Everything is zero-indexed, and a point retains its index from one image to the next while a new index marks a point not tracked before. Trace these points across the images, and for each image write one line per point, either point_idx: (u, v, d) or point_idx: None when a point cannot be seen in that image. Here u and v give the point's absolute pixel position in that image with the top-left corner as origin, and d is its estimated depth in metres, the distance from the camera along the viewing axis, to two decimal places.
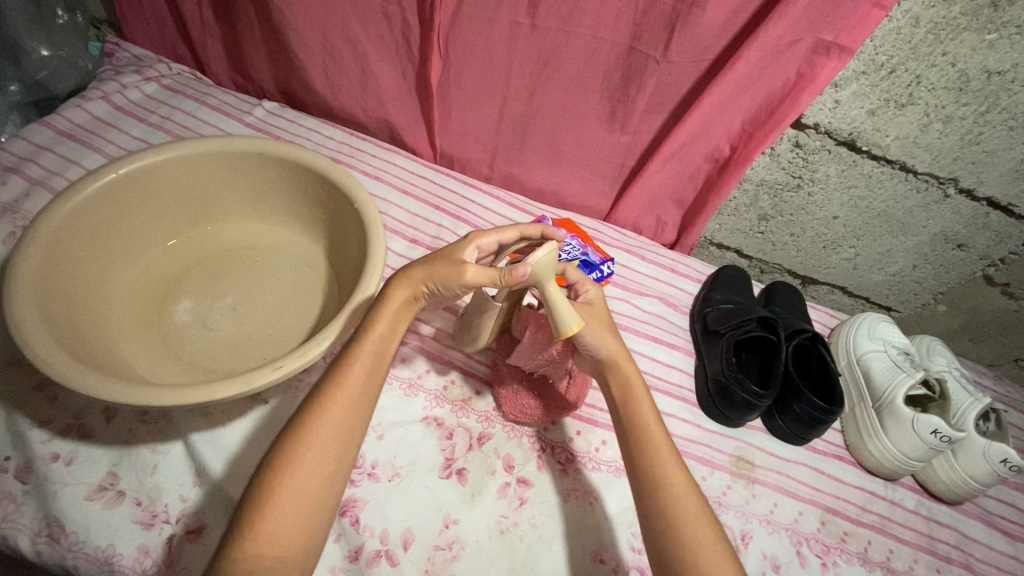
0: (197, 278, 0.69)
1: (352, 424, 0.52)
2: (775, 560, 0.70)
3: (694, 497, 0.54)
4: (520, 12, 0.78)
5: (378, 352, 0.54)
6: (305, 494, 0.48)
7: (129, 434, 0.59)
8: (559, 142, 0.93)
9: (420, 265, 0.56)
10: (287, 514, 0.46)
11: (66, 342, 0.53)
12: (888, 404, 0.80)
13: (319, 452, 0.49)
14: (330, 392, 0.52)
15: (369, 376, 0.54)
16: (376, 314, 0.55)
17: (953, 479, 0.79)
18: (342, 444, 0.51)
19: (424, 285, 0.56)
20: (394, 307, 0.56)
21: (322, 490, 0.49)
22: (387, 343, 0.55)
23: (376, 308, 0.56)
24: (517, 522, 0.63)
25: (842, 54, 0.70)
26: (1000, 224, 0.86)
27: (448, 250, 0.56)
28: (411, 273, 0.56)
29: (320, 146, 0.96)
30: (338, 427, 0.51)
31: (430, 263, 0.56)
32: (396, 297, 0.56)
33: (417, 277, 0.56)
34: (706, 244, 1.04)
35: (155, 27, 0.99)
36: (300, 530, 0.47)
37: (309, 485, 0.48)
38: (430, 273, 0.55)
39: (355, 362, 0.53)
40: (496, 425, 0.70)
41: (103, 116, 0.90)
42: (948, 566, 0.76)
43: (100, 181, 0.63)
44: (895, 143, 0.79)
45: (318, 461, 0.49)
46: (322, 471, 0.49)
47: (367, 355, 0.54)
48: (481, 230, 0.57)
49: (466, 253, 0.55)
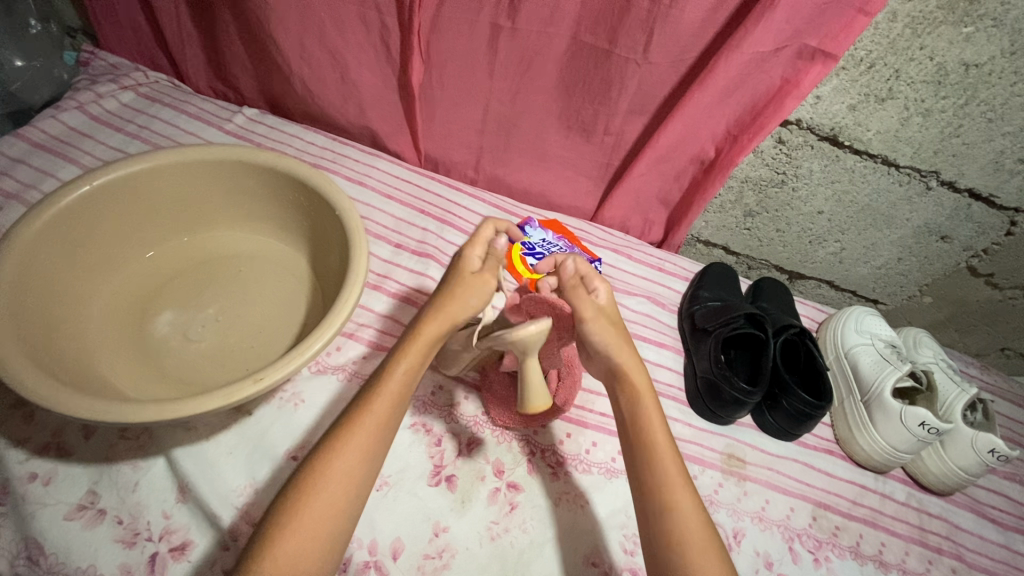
0: (178, 289, 0.68)
1: (378, 450, 0.51)
2: (768, 557, 0.70)
3: (703, 524, 0.51)
4: (500, 14, 0.77)
5: (409, 383, 0.54)
6: (325, 517, 0.47)
7: (108, 451, 0.58)
8: (543, 143, 0.93)
9: (452, 299, 0.56)
10: (304, 538, 0.45)
11: (41, 360, 0.52)
12: (876, 397, 0.80)
13: (345, 477, 0.48)
14: (357, 417, 0.51)
15: (397, 402, 0.53)
16: (410, 343, 0.55)
17: (942, 470, 0.79)
18: (366, 468, 0.50)
19: (464, 315, 0.56)
20: (427, 337, 0.55)
21: (343, 514, 0.48)
22: (418, 370, 0.55)
23: (410, 338, 0.55)
24: (508, 528, 0.63)
25: (825, 59, 0.70)
26: (982, 215, 0.87)
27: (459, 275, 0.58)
28: (444, 306, 0.56)
29: (301, 152, 0.95)
30: (363, 453, 0.50)
31: (456, 292, 0.57)
32: (430, 326, 0.55)
33: (451, 309, 0.56)
34: (694, 242, 1.04)
35: (130, 34, 0.97)
36: (318, 556, 0.46)
37: (330, 509, 0.47)
38: (464, 302, 0.56)
39: (385, 390, 0.52)
40: (485, 430, 0.69)
41: (79, 127, 0.88)
42: (940, 557, 0.77)
43: (75, 193, 0.61)
44: (877, 137, 0.79)
45: (340, 484, 0.48)
46: (343, 495, 0.48)
47: (397, 383, 0.53)
48: (467, 244, 0.60)
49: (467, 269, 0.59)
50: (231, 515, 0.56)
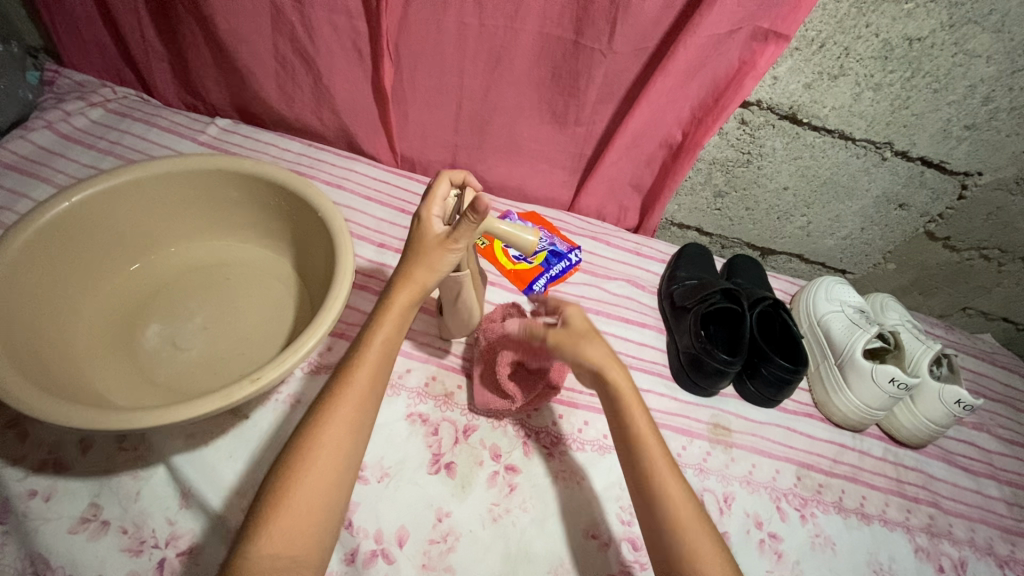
0: (164, 300, 0.68)
1: (361, 425, 0.52)
2: (758, 517, 0.73)
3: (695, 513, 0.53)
4: (467, 12, 0.79)
5: (385, 357, 0.55)
6: (316, 493, 0.49)
7: (107, 463, 0.58)
8: (517, 137, 0.95)
9: (418, 264, 0.56)
10: (299, 512, 0.48)
11: (35, 375, 0.53)
12: (848, 359, 0.84)
13: (331, 452, 0.50)
14: (336, 394, 0.52)
15: (375, 379, 0.54)
16: (383, 316, 0.55)
17: (914, 423, 0.84)
18: (350, 443, 0.52)
19: (431, 279, 0.56)
20: (399, 307, 0.56)
21: (332, 489, 0.50)
22: (395, 340, 0.56)
23: (381, 311, 0.56)
24: (509, 508, 0.65)
25: (779, 39, 0.74)
26: (935, 181, 0.91)
27: (420, 238, 0.56)
28: (412, 273, 0.56)
29: (277, 159, 0.95)
30: (347, 429, 0.51)
31: (421, 257, 0.56)
32: (402, 295, 0.56)
33: (417, 274, 0.56)
34: (668, 226, 1.08)
35: (95, 51, 0.96)
36: (312, 529, 0.48)
37: (319, 486, 0.49)
38: (428, 268, 0.56)
39: (362, 366, 0.54)
40: (479, 416, 0.71)
41: (49, 146, 0.87)
42: (917, 505, 0.81)
43: (54, 209, 0.61)
44: (832, 113, 0.84)
45: (328, 462, 0.50)
46: (332, 473, 0.50)
47: (374, 358, 0.54)
48: (426, 200, 0.56)
49: (433, 227, 0.56)
50: (236, 515, 0.57)
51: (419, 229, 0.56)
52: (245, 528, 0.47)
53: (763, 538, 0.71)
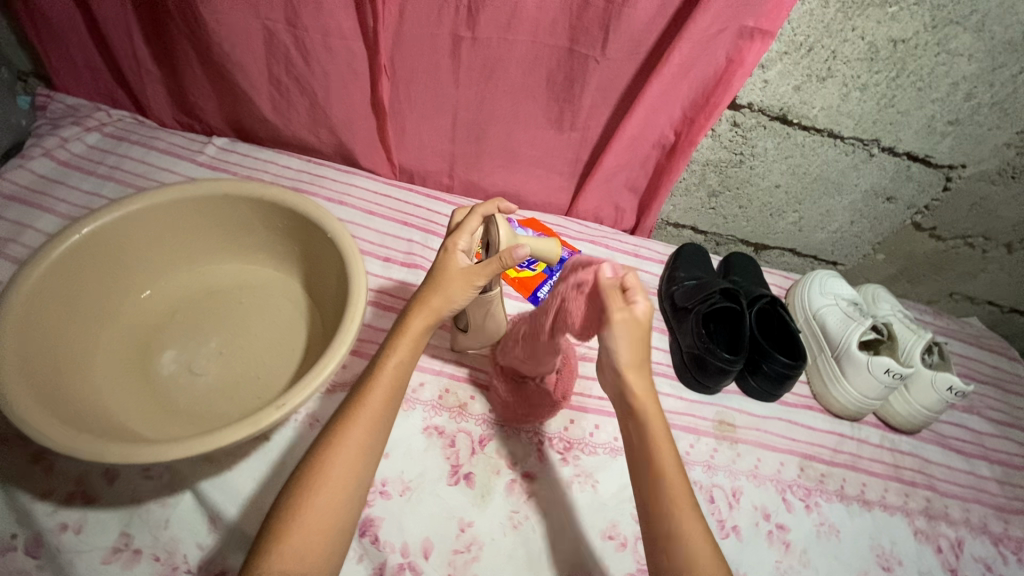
0: (178, 326, 0.69)
1: (373, 446, 0.54)
2: (766, 510, 0.76)
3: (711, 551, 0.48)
4: (460, 25, 0.80)
5: (397, 379, 0.57)
6: (327, 510, 0.50)
7: (134, 493, 0.59)
8: (513, 145, 0.96)
9: (433, 292, 0.59)
10: (311, 529, 0.49)
11: (62, 410, 0.53)
12: (844, 351, 0.87)
13: (343, 470, 0.52)
14: (352, 416, 0.54)
15: (387, 401, 0.56)
16: (397, 340, 0.57)
17: (909, 410, 0.87)
18: (362, 463, 0.53)
19: (445, 309, 0.58)
20: (413, 331, 0.58)
21: (344, 507, 0.51)
22: (407, 365, 0.58)
23: (396, 335, 0.58)
24: (528, 514, 0.67)
25: (764, 37, 0.75)
26: (921, 175, 0.94)
27: (442, 269, 0.59)
28: (427, 300, 0.59)
29: (278, 176, 0.95)
30: (360, 449, 0.53)
31: (438, 286, 0.59)
32: (417, 321, 0.58)
33: (432, 304, 0.58)
34: (664, 226, 1.10)
35: (87, 74, 0.96)
36: (322, 546, 0.49)
37: (330, 502, 0.50)
38: (444, 298, 0.58)
39: (375, 387, 0.55)
40: (494, 426, 0.73)
41: (49, 174, 0.87)
42: (914, 489, 0.85)
43: (66, 242, 0.62)
44: (822, 113, 0.85)
45: (339, 480, 0.51)
46: (343, 491, 0.51)
47: (387, 379, 0.56)
48: (454, 235, 0.61)
49: (456, 261, 0.59)
50: None
51: (443, 261, 0.60)
52: (258, 544, 0.49)
53: (771, 529, 0.74)
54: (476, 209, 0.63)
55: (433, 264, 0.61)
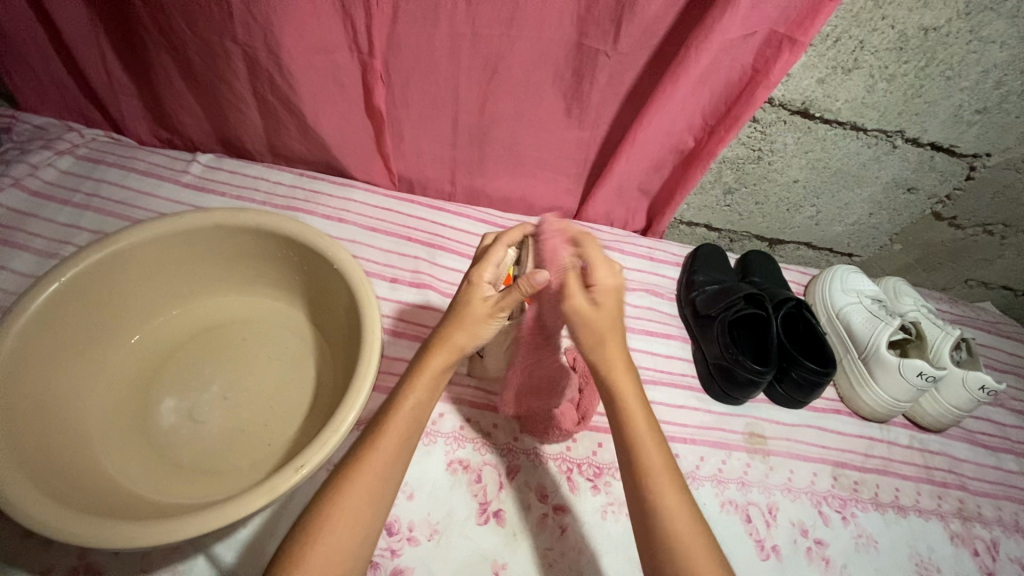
0: (176, 369, 0.64)
1: (381, 494, 0.48)
2: (803, 525, 0.74)
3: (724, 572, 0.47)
4: (458, 22, 0.72)
5: (414, 421, 0.51)
6: (331, 563, 0.45)
7: (143, 561, 0.57)
8: (518, 148, 0.90)
9: (455, 328, 0.52)
10: None
11: (56, 488, 0.48)
12: (873, 353, 0.85)
13: (349, 518, 0.46)
14: (365, 456, 0.49)
15: (401, 444, 0.50)
16: (415, 378, 0.52)
17: (939, 410, 0.85)
18: (370, 511, 0.48)
19: (470, 345, 0.52)
20: (434, 369, 0.52)
21: (345, 561, 0.46)
22: (424, 406, 0.52)
23: (415, 372, 0.52)
24: (563, 551, 0.64)
25: (794, 47, 0.70)
26: (944, 164, 0.91)
27: (465, 302, 0.53)
28: (450, 337, 0.52)
29: (270, 195, 0.90)
30: (371, 496, 0.48)
31: (460, 322, 0.52)
32: (436, 359, 0.52)
33: (455, 341, 0.52)
34: (676, 225, 1.06)
35: (53, 90, 0.89)
36: None
37: (336, 552, 0.45)
38: (470, 335, 0.52)
39: (389, 428, 0.50)
40: (521, 455, 0.69)
41: (20, 207, 0.82)
42: (946, 490, 0.83)
43: (44, 294, 0.56)
44: (846, 106, 0.81)
45: (346, 529, 0.46)
46: (350, 540, 0.46)
47: (402, 421, 0.51)
48: (476, 265, 0.54)
49: (480, 295, 0.53)
50: None
51: (465, 292, 0.54)
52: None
53: (810, 545, 0.72)
54: (501, 236, 0.57)
55: (454, 296, 0.54)
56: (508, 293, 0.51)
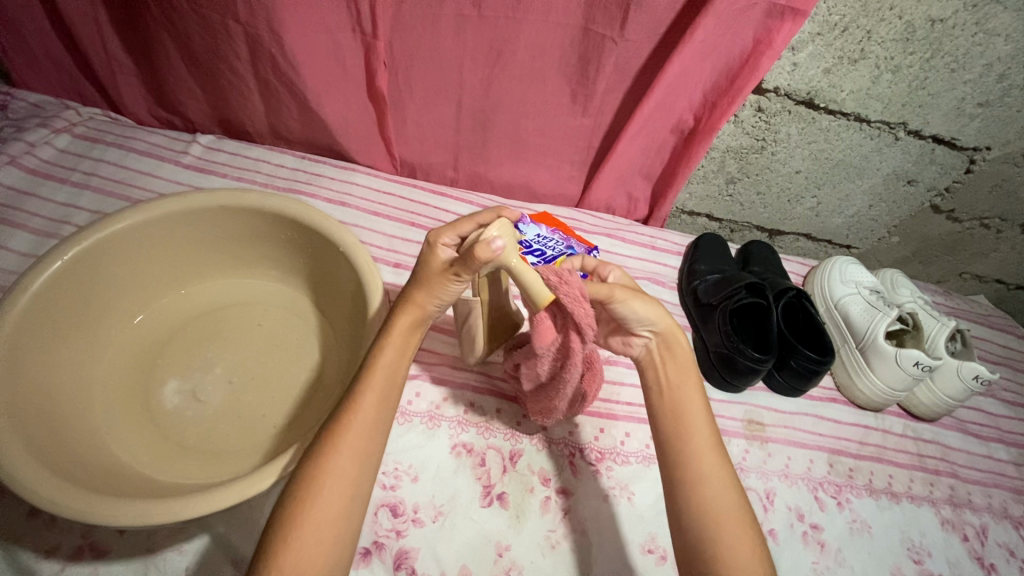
0: (178, 351, 0.64)
1: (370, 453, 0.49)
2: (799, 510, 0.75)
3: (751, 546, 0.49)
4: (464, 5, 0.71)
5: (392, 378, 0.52)
6: (328, 521, 0.45)
7: (148, 541, 0.57)
8: (521, 134, 0.89)
9: (418, 287, 0.54)
10: (310, 542, 0.44)
11: (61, 467, 0.48)
12: (871, 343, 0.86)
13: (340, 479, 0.47)
14: (348, 412, 0.49)
15: (383, 403, 0.51)
16: (385, 339, 0.53)
17: (933, 400, 0.87)
18: (361, 470, 0.48)
19: (429, 302, 0.54)
20: (402, 331, 0.54)
21: (341, 520, 0.46)
22: (398, 365, 0.53)
23: (384, 332, 0.54)
24: (566, 534, 0.64)
25: (797, 16, 0.69)
26: (944, 157, 0.92)
27: (425, 262, 0.53)
28: (412, 295, 0.55)
29: (271, 177, 0.90)
30: (359, 454, 0.48)
31: (420, 280, 0.54)
32: (401, 319, 0.54)
33: (418, 298, 0.55)
34: (678, 214, 1.06)
35: (50, 67, 0.88)
36: (325, 558, 0.44)
37: (332, 511, 0.46)
38: (428, 293, 0.54)
39: (368, 388, 0.51)
40: (523, 439, 0.70)
41: (18, 185, 0.81)
42: (939, 477, 0.85)
43: (47, 272, 0.55)
44: (850, 97, 0.81)
45: (338, 491, 0.46)
46: (344, 499, 0.46)
47: (381, 379, 0.51)
48: (440, 227, 0.53)
49: (438, 256, 0.53)
50: None
51: (426, 254, 0.53)
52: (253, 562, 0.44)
53: (805, 530, 0.74)
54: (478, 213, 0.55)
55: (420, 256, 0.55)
56: (461, 255, 0.51)
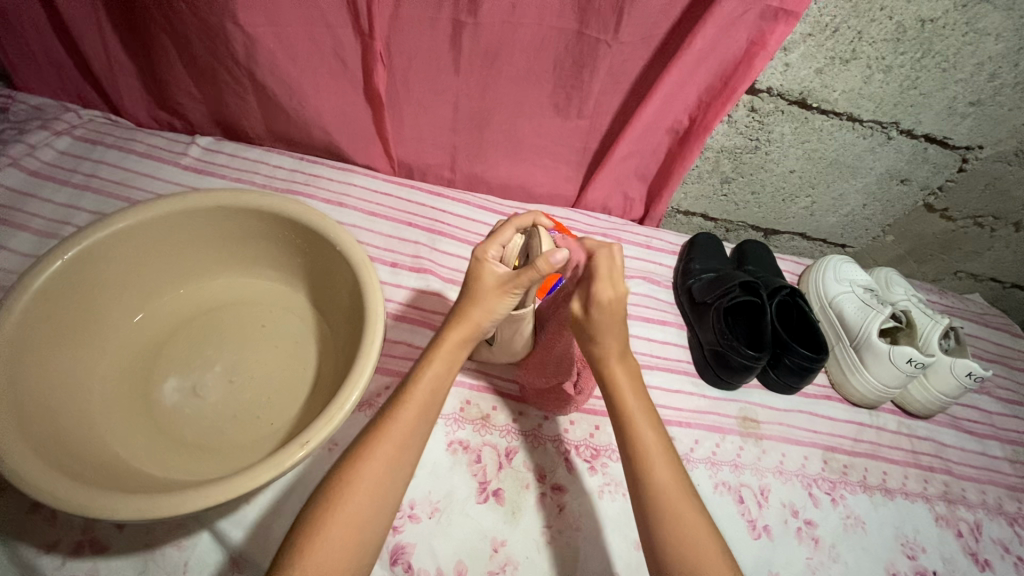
0: (178, 349, 0.64)
1: (400, 465, 0.49)
2: (794, 506, 0.76)
3: None
4: (461, 8, 0.72)
5: (434, 392, 0.53)
6: (353, 529, 0.46)
7: (148, 536, 0.58)
8: (518, 135, 0.90)
9: (471, 305, 0.54)
10: (333, 548, 0.44)
11: (60, 460, 0.49)
12: (864, 341, 0.86)
13: (369, 489, 0.47)
14: (386, 423, 0.50)
15: (420, 416, 0.51)
16: (434, 354, 0.54)
17: (927, 397, 0.87)
18: (392, 481, 0.49)
19: (486, 320, 0.54)
20: (451, 346, 0.54)
21: (366, 528, 0.46)
22: (444, 378, 0.54)
23: (433, 348, 0.55)
24: (561, 529, 0.65)
25: (788, 17, 0.70)
26: (937, 156, 0.92)
27: (476, 279, 0.54)
28: (466, 312, 0.55)
29: (270, 178, 0.91)
30: (388, 464, 0.49)
31: (476, 298, 0.54)
32: (452, 335, 0.54)
33: (473, 316, 0.54)
34: (674, 214, 1.07)
35: (51, 70, 0.89)
36: (347, 565, 0.45)
37: (356, 518, 0.46)
38: (485, 311, 0.54)
39: (409, 399, 0.51)
40: (519, 437, 0.71)
41: (19, 187, 0.82)
42: (933, 474, 0.85)
43: (48, 270, 0.56)
44: (842, 97, 0.82)
45: (365, 500, 0.47)
46: (368, 507, 0.47)
47: (422, 394, 0.52)
48: (484, 243, 0.54)
49: (489, 272, 0.53)
50: None
51: (475, 271, 0.54)
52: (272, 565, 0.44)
53: (800, 526, 0.74)
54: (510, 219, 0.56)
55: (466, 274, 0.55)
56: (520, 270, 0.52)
